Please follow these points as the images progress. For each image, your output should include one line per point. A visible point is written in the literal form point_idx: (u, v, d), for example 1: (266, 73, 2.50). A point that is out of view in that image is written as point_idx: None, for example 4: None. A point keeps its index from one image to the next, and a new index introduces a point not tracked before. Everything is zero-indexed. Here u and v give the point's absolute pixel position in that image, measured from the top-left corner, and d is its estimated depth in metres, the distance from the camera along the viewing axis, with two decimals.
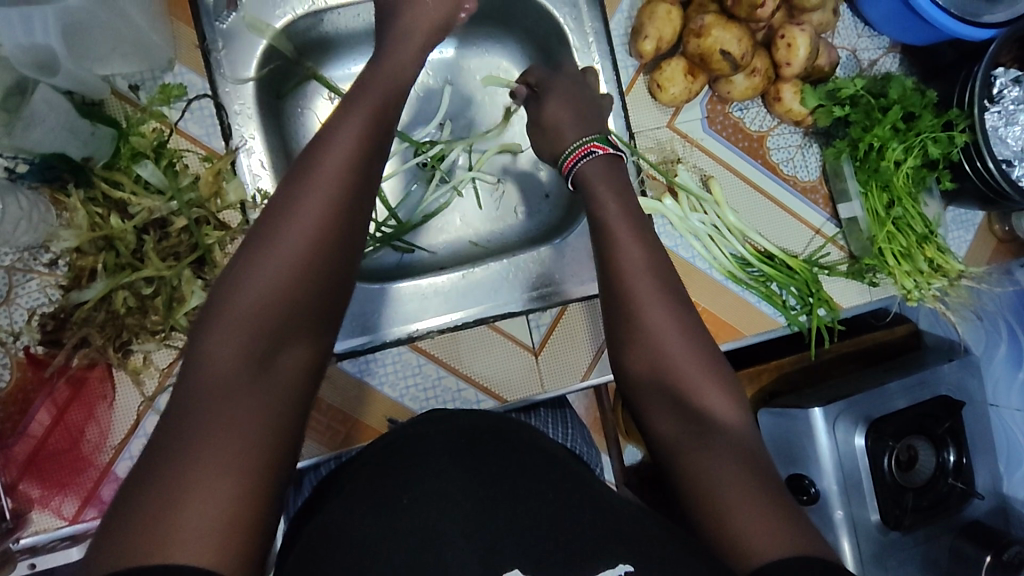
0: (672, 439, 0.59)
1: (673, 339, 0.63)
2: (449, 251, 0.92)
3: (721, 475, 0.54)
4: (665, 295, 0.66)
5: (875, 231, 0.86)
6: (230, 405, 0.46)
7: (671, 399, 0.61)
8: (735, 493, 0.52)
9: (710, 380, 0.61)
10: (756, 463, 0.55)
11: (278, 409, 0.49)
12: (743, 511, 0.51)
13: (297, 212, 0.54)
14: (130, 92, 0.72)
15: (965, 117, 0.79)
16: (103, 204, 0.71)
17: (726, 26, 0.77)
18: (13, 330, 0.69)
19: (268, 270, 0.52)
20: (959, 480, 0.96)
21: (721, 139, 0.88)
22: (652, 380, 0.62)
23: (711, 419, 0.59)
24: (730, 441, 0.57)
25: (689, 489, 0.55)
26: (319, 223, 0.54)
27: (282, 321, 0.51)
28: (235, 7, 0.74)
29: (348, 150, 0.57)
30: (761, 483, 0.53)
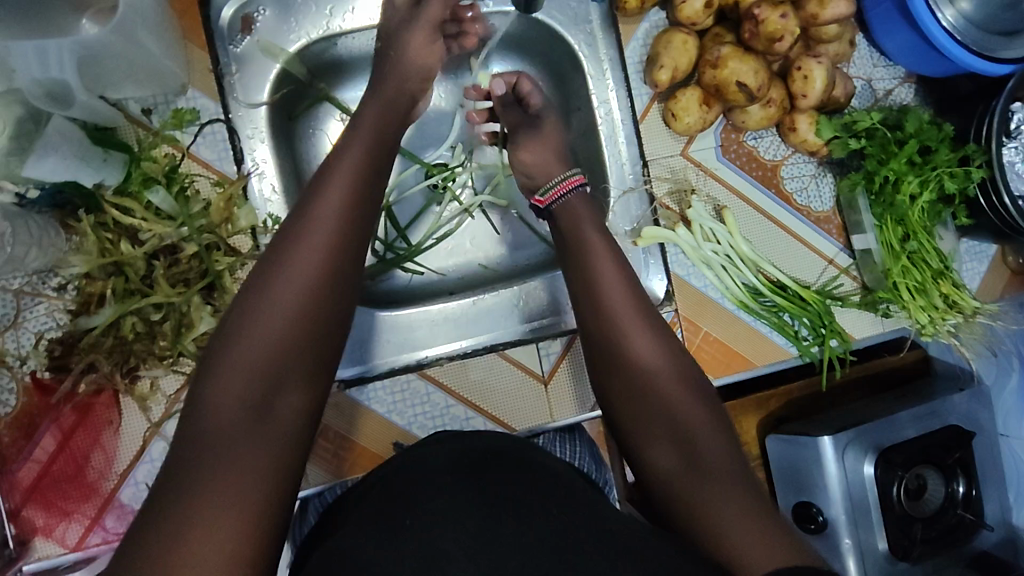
0: (667, 462, 0.61)
1: (660, 363, 0.66)
2: (459, 275, 0.91)
3: (717, 495, 0.57)
4: (654, 325, 0.69)
5: (890, 264, 0.85)
6: (229, 452, 0.48)
7: (662, 422, 0.63)
8: (731, 512, 0.55)
9: (697, 402, 0.65)
10: (746, 482, 0.59)
11: (280, 452, 0.50)
12: (740, 527, 0.54)
13: (293, 263, 0.55)
14: (142, 116, 0.72)
15: (982, 152, 0.79)
16: (113, 230, 0.70)
17: (742, 58, 0.77)
18: (20, 354, 0.68)
19: (265, 319, 0.53)
20: (969, 511, 0.95)
21: (734, 168, 0.87)
22: (642, 404, 0.65)
23: (703, 441, 0.61)
24: (721, 460, 0.60)
25: (685, 511, 0.58)
26: (313, 273, 0.55)
27: (281, 367, 0.52)
28: (250, 31, 0.74)
29: (341, 198, 0.58)
30: (753, 501, 0.57)
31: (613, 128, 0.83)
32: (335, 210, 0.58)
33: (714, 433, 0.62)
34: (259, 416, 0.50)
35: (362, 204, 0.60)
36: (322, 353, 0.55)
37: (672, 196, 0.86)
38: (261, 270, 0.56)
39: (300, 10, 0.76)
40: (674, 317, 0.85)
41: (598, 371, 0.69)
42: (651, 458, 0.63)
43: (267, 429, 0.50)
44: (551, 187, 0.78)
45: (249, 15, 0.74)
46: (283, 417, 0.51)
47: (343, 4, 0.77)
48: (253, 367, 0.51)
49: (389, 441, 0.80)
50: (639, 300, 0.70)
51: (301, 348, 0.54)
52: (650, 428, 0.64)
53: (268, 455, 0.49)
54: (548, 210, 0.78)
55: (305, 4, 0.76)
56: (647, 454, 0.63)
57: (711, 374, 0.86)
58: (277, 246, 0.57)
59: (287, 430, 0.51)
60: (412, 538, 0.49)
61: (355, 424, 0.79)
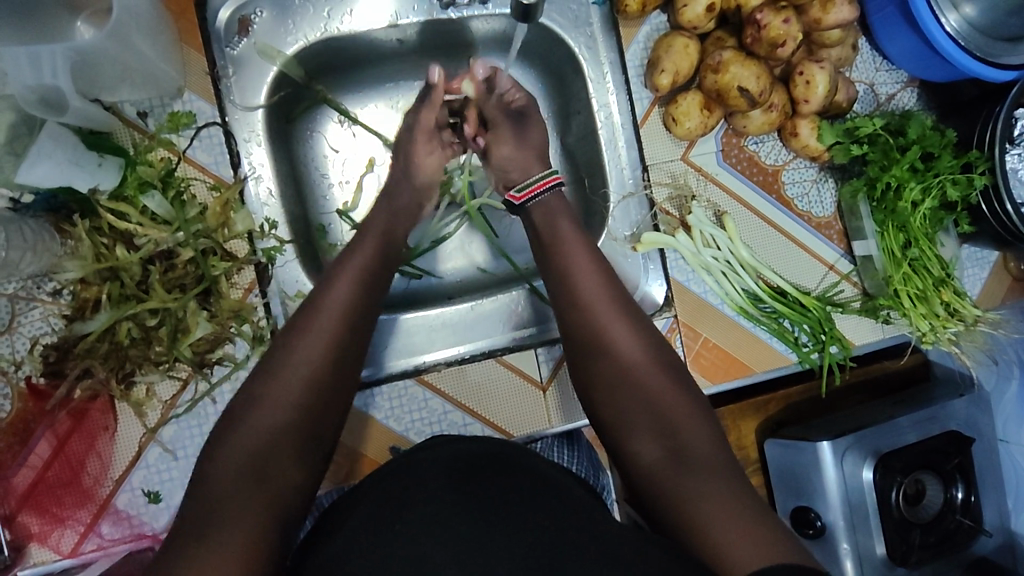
0: (651, 454, 0.61)
1: (642, 358, 0.66)
2: (458, 279, 0.91)
3: (700, 489, 0.57)
4: (637, 323, 0.68)
5: (891, 272, 0.84)
6: (227, 512, 0.49)
7: (645, 416, 0.63)
8: (714, 505, 0.56)
9: (680, 393, 0.65)
10: (731, 475, 0.59)
11: (274, 517, 0.50)
12: (722, 521, 0.54)
13: (306, 337, 0.58)
14: (138, 119, 0.71)
15: (985, 160, 0.78)
16: (109, 234, 0.70)
17: (744, 63, 0.76)
18: (15, 360, 0.68)
19: (278, 389, 0.55)
20: (967, 516, 0.95)
21: (735, 173, 0.86)
22: (624, 399, 0.65)
23: (687, 433, 0.62)
24: (704, 452, 0.60)
25: (669, 504, 0.58)
26: (324, 347, 0.58)
27: (286, 433, 0.54)
28: (247, 33, 0.73)
29: (351, 279, 0.63)
30: (736, 492, 0.57)
31: (613, 132, 0.83)
32: (346, 287, 0.62)
33: (696, 423, 0.62)
34: (257, 479, 0.51)
35: (368, 279, 0.64)
36: (327, 426, 0.57)
37: (672, 201, 0.85)
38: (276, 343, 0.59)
39: (297, 12, 0.75)
40: (672, 323, 0.84)
41: (580, 366, 0.68)
42: (635, 451, 0.63)
43: (264, 493, 0.51)
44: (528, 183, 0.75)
45: (246, 18, 0.73)
46: (282, 481, 0.52)
47: (341, 6, 0.77)
48: (260, 434, 0.53)
49: (385, 446, 0.79)
50: (621, 299, 0.69)
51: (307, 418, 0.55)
52: (633, 421, 0.64)
53: (263, 519, 0.50)
54: (521, 207, 0.76)
55: (303, 5, 0.75)
56: (630, 447, 0.63)
57: (711, 380, 0.85)
58: (292, 322, 0.60)
59: (285, 497, 0.52)
60: (407, 552, 0.49)
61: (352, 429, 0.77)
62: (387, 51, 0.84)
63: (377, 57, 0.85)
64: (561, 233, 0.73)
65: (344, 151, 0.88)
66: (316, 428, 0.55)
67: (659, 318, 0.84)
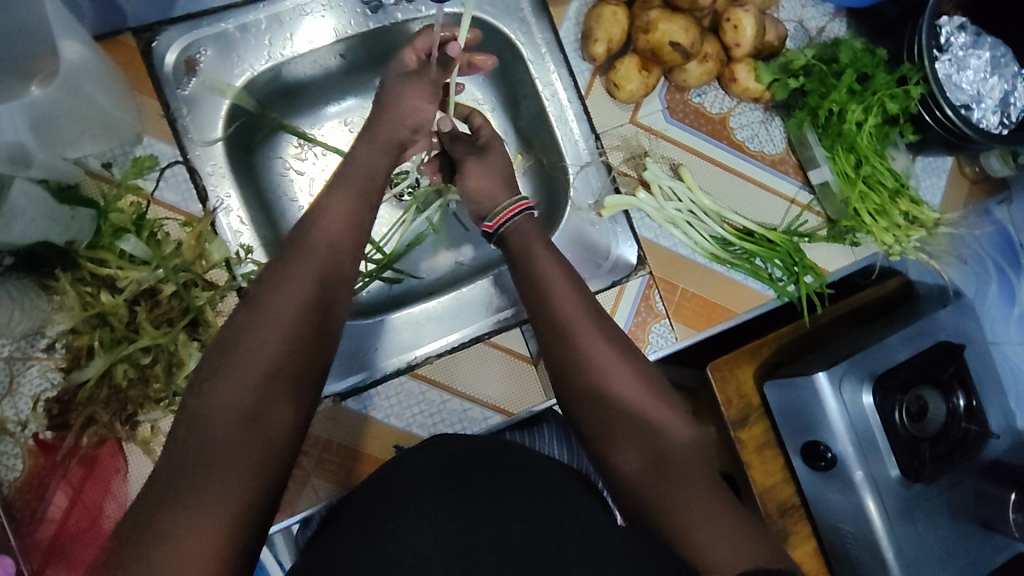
0: (632, 465, 0.62)
1: (622, 370, 0.66)
2: (437, 275, 0.94)
3: (689, 493, 0.57)
4: (610, 336, 0.68)
5: (847, 192, 0.86)
6: (210, 476, 0.46)
7: (625, 424, 0.64)
8: (702, 511, 0.56)
9: (653, 397, 0.65)
10: (710, 478, 0.59)
11: (260, 480, 0.48)
12: (705, 523, 0.55)
13: (280, 296, 0.55)
14: (103, 170, 0.74)
15: (917, 70, 0.81)
16: (92, 282, 0.72)
17: (671, 19, 0.79)
18: (19, 419, 0.70)
19: (252, 347, 0.52)
20: (972, 422, 0.98)
21: (683, 127, 0.89)
22: (601, 411, 0.65)
23: (668, 443, 0.62)
24: (684, 459, 0.61)
25: (656, 511, 0.58)
26: (300, 307, 0.55)
27: (266, 396, 0.50)
28: (194, 73, 0.77)
29: (319, 251, 0.59)
30: (722, 497, 0.58)
31: (561, 108, 0.86)
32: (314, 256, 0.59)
33: (675, 430, 0.63)
34: (240, 442, 0.48)
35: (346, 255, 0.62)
36: (309, 389, 0.54)
37: (628, 163, 0.88)
38: (243, 307, 0.55)
39: (240, 45, 0.79)
40: (648, 281, 0.86)
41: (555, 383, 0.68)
42: (616, 460, 0.63)
43: (249, 456, 0.48)
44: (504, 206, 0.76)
45: (191, 58, 0.77)
46: (270, 441, 0.49)
47: (281, 32, 0.80)
48: (260, 370, 0.51)
49: (389, 445, 0.80)
50: (591, 308, 0.69)
51: (289, 385, 0.52)
52: (611, 432, 0.64)
53: (262, 463, 0.48)
54: (496, 236, 0.76)
55: (244, 37, 0.79)
56: (612, 457, 0.63)
57: (697, 329, 0.87)
58: (259, 285, 0.56)
59: (271, 462, 0.49)
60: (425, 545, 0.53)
61: (355, 436, 0.78)
62: (332, 69, 0.88)
63: (323, 74, 0.88)
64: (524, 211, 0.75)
65: (308, 172, 0.91)
66: (312, 366, 0.54)
67: (635, 277, 0.86)
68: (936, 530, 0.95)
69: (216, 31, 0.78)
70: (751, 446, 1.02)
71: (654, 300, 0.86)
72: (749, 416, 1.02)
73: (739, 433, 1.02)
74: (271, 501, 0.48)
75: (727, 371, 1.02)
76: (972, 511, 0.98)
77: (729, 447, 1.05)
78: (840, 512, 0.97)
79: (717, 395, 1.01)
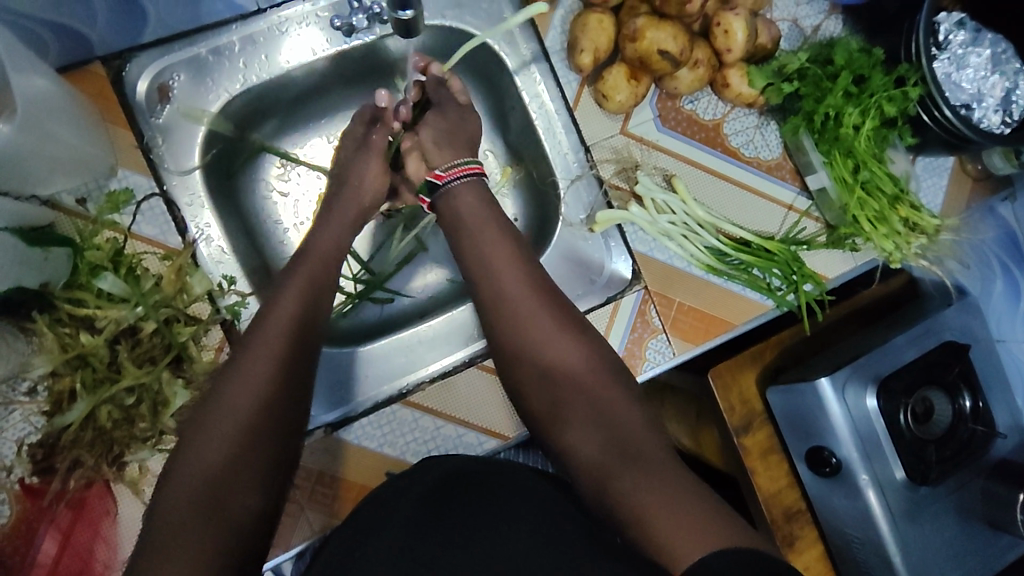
0: (590, 453, 0.63)
1: (574, 357, 0.69)
2: (429, 295, 0.92)
3: (642, 478, 0.60)
4: (562, 321, 0.70)
5: (846, 198, 0.83)
6: (186, 534, 0.50)
7: (577, 406, 0.66)
8: (657, 495, 0.59)
9: (606, 385, 0.68)
10: (665, 460, 0.62)
11: (229, 538, 0.52)
12: (663, 507, 0.57)
13: (255, 360, 0.60)
14: (78, 206, 0.72)
15: (914, 71, 0.78)
16: (70, 323, 0.70)
17: (659, 26, 0.76)
18: (5, 465, 0.68)
19: (225, 413, 0.56)
20: (979, 423, 0.96)
21: (676, 135, 0.86)
22: (552, 394, 0.68)
23: (625, 428, 0.64)
24: (637, 440, 0.63)
25: (608, 497, 0.61)
26: (269, 376, 0.59)
27: (235, 459, 0.55)
28: (168, 100, 0.75)
29: (291, 309, 0.64)
30: (676, 478, 0.61)
31: (549, 120, 0.84)
32: (289, 314, 0.64)
33: (625, 410, 0.66)
34: (212, 502, 0.52)
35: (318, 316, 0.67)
36: (284, 445, 0.59)
37: (619, 175, 0.86)
38: (222, 373, 0.60)
39: (214, 69, 0.77)
40: (644, 295, 0.84)
41: (507, 369, 0.71)
42: (570, 440, 0.65)
43: (222, 515, 0.52)
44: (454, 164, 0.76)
45: (164, 84, 0.75)
46: (242, 496, 0.54)
47: (256, 54, 0.78)
48: (228, 437, 0.55)
49: (379, 471, 0.78)
50: (546, 299, 0.71)
51: (260, 446, 0.56)
52: (566, 414, 0.66)
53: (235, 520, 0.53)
54: (444, 186, 0.75)
55: (218, 61, 0.77)
56: (567, 438, 0.65)
57: (695, 343, 0.85)
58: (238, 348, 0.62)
59: (244, 520, 0.53)
60: None
61: (349, 465, 0.77)
62: (311, 87, 0.85)
63: (303, 94, 0.86)
64: (491, 216, 0.74)
65: (292, 192, 0.89)
66: (282, 425, 0.59)
67: (630, 293, 0.84)
68: (945, 533, 0.94)
69: (189, 55, 0.75)
70: (755, 453, 1.00)
71: (650, 315, 0.84)
72: (752, 422, 1.01)
73: (743, 440, 1.00)
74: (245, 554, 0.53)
75: (729, 378, 1.00)
76: (981, 511, 0.97)
77: (733, 455, 1.03)
78: (846, 517, 0.95)
79: (719, 401, 0.99)
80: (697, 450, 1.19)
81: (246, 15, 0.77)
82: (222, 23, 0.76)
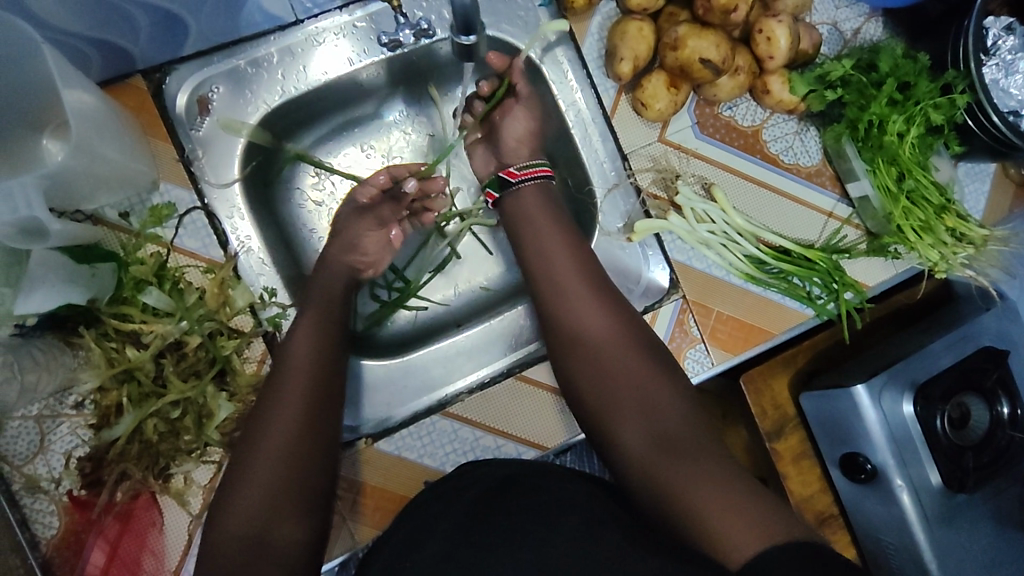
0: (634, 439, 0.65)
1: (624, 355, 0.70)
2: (462, 302, 0.91)
3: (694, 470, 0.60)
4: (605, 308, 0.73)
5: (891, 208, 0.82)
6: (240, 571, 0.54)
7: (628, 400, 0.66)
8: (709, 490, 0.59)
9: (648, 371, 0.69)
10: (708, 449, 0.63)
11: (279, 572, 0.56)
12: (708, 493, 0.58)
13: (293, 393, 0.63)
14: (121, 220, 0.72)
15: (963, 77, 0.77)
16: (116, 338, 0.71)
17: (701, 35, 0.75)
18: (53, 477, 0.69)
19: (262, 450, 0.59)
20: (1018, 431, 0.93)
21: (715, 142, 0.85)
22: (596, 378, 0.69)
23: (667, 415, 0.65)
24: (685, 435, 0.64)
25: (659, 492, 0.61)
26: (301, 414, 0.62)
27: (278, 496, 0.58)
28: (207, 112, 0.75)
29: (309, 351, 0.67)
30: (726, 474, 0.60)
31: (586, 129, 0.83)
32: (309, 354, 0.67)
33: (674, 407, 0.66)
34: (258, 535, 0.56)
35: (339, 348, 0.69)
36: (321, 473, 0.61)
37: (657, 183, 0.85)
38: (255, 410, 0.63)
39: (253, 80, 0.76)
40: (682, 305, 0.84)
41: (556, 360, 0.73)
42: (621, 436, 0.65)
43: (266, 547, 0.56)
44: (527, 165, 0.81)
45: (203, 96, 0.75)
46: (287, 531, 0.58)
47: (294, 65, 0.77)
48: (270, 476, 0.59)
49: (418, 480, 0.78)
50: (589, 289, 0.74)
51: (299, 483, 0.59)
52: (618, 408, 0.66)
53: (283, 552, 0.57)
54: (514, 182, 0.80)
55: (256, 72, 0.76)
56: (619, 432, 0.66)
57: (733, 352, 0.84)
58: (267, 386, 0.64)
59: (288, 549, 0.57)
60: None
61: (390, 476, 0.77)
62: (347, 96, 0.85)
63: (339, 103, 0.85)
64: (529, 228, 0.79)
65: (326, 202, 0.89)
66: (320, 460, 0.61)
67: (668, 302, 0.83)
68: (982, 540, 0.93)
69: (227, 67, 0.75)
70: (786, 457, 1.00)
71: (689, 325, 0.83)
72: (784, 427, 1.00)
73: (774, 445, 1.00)
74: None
75: (761, 382, 0.99)
76: (1015, 517, 0.97)
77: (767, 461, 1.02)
78: (880, 523, 0.95)
79: (750, 406, 0.99)
80: None
81: (284, 26, 0.77)
82: (261, 35, 0.76)
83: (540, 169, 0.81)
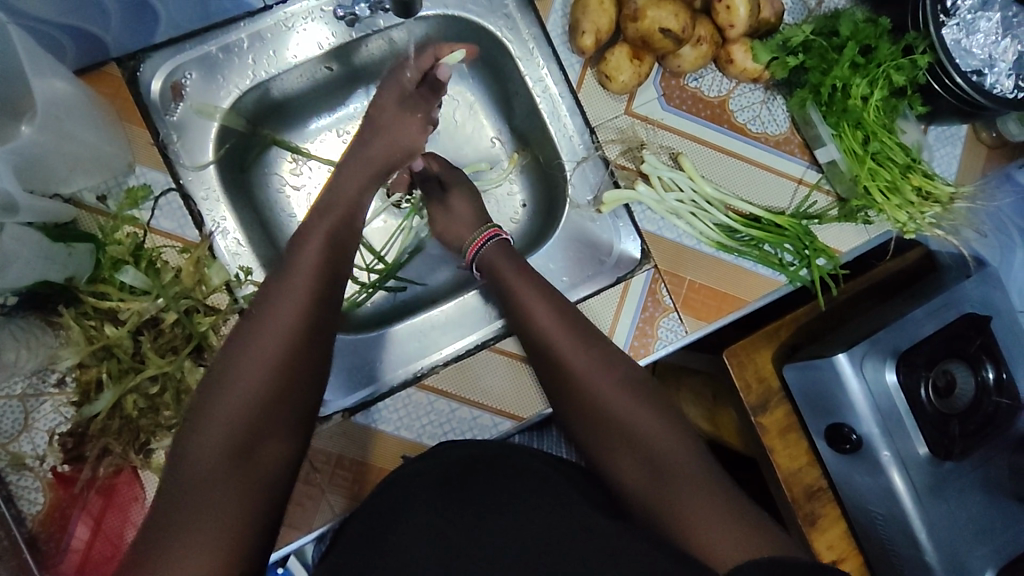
0: (623, 458, 0.66)
1: (608, 375, 0.70)
2: (440, 282, 0.94)
3: (682, 488, 0.62)
4: (578, 328, 0.73)
5: (857, 170, 0.83)
6: (208, 500, 0.52)
7: (606, 415, 0.68)
8: (697, 503, 0.61)
9: (624, 383, 0.69)
10: (691, 458, 0.65)
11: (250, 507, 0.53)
12: (692, 501, 0.61)
13: (271, 326, 0.59)
14: (99, 203, 0.74)
15: (922, 38, 0.78)
16: (95, 316, 0.73)
17: (660, 5, 0.76)
18: (38, 454, 0.70)
19: (246, 379, 0.56)
20: (1003, 395, 0.93)
21: (682, 114, 0.86)
22: (575, 397, 0.70)
23: (649, 426, 0.67)
24: (673, 453, 0.65)
25: (644, 498, 0.63)
26: (286, 347, 0.59)
27: (257, 429, 0.56)
28: (181, 98, 0.77)
29: (306, 292, 0.62)
30: (710, 486, 0.63)
31: (553, 104, 0.85)
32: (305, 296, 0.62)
33: (653, 418, 0.67)
34: (235, 474, 0.54)
35: (334, 280, 0.66)
36: (300, 424, 0.59)
37: (625, 155, 0.86)
38: (235, 346, 0.59)
39: (224, 66, 0.79)
40: (654, 275, 0.84)
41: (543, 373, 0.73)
42: (610, 461, 0.67)
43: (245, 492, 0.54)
44: (474, 239, 0.82)
45: (177, 82, 0.77)
46: (264, 463, 0.56)
47: (264, 50, 0.80)
48: (245, 407, 0.56)
49: (395, 454, 0.79)
50: (561, 309, 0.74)
51: (279, 422, 0.57)
52: (607, 439, 0.67)
53: (256, 492, 0.54)
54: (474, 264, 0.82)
55: (228, 58, 0.79)
56: (609, 462, 0.67)
57: (706, 320, 0.84)
58: (251, 321, 0.60)
59: (266, 476, 0.56)
60: None
61: (368, 449, 0.79)
62: (318, 81, 0.87)
63: (312, 91, 0.88)
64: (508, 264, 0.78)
65: (305, 186, 0.91)
66: (294, 405, 0.59)
67: (640, 272, 0.84)
68: (971, 509, 0.92)
69: (200, 53, 0.77)
70: (773, 431, 0.99)
71: (661, 294, 0.84)
72: (769, 401, 0.99)
73: (760, 419, 0.98)
74: (264, 527, 0.54)
75: (744, 355, 0.98)
76: (1008, 486, 0.95)
77: (751, 435, 1.02)
78: (868, 495, 0.93)
79: (735, 379, 0.98)
80: (715, 432, 1.18)
81: (253, 12, 0.79)
82: (231, 22, 0.78)
83: (490, 232, 0.82)
